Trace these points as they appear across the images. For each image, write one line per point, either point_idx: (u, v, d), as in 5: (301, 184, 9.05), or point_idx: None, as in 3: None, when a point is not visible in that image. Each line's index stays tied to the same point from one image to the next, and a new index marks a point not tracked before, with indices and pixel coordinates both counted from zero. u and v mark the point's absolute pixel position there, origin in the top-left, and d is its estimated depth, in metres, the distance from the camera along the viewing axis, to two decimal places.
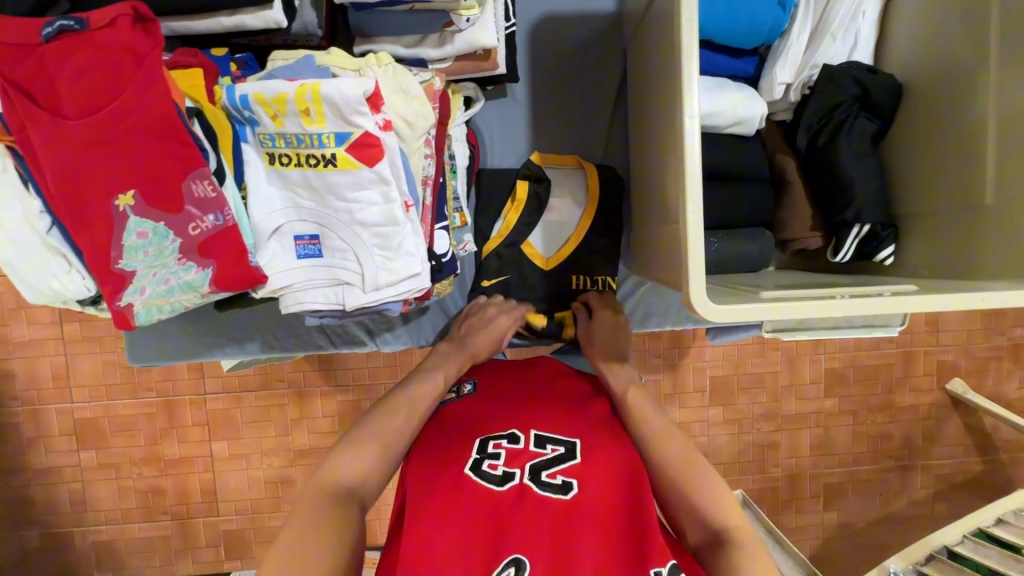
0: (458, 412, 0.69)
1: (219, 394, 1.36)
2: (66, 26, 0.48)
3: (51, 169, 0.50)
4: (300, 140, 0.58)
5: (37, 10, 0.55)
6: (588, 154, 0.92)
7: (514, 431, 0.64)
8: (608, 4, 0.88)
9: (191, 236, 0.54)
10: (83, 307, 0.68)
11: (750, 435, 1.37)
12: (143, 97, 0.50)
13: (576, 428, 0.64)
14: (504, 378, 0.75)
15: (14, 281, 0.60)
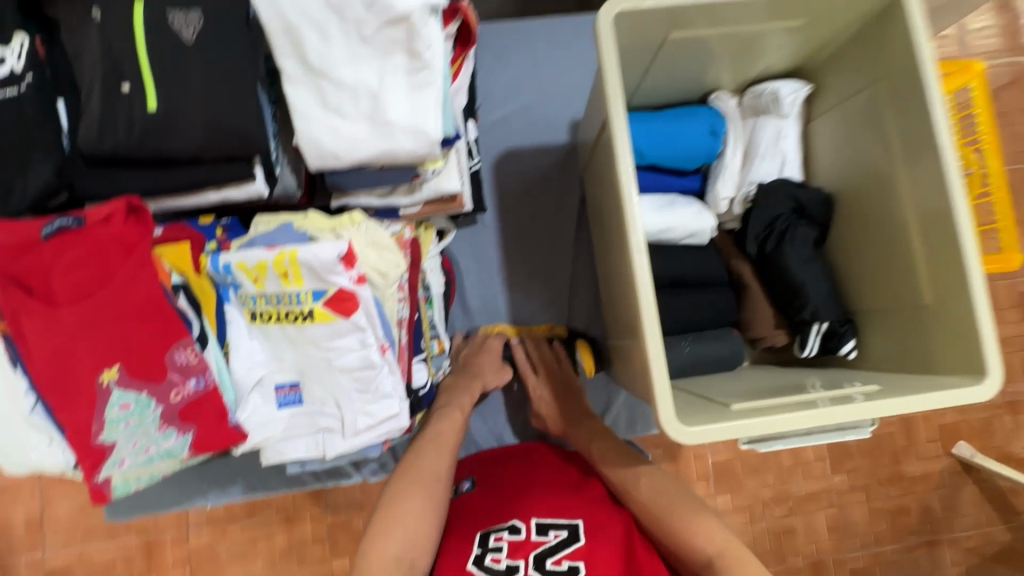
0: (463, 511, 0.73)
1: (201, 527, 1.28)
2: (65, 224, 0.55)
3: (38, 354, 0.52)
4: (279, 299, 0.62)
5: (39, 199, 0.61)
6: (557, 264, 0.97)
7: (514, 521, 0.66)
8: (561, 136, 0.98)
9: (173, 402, 0.57)
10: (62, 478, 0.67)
11: (761, 522, 1.31)
12: (130, 279, 0.54)
13: (577, 510, 0.67)
14: (501, 475, 0.77)
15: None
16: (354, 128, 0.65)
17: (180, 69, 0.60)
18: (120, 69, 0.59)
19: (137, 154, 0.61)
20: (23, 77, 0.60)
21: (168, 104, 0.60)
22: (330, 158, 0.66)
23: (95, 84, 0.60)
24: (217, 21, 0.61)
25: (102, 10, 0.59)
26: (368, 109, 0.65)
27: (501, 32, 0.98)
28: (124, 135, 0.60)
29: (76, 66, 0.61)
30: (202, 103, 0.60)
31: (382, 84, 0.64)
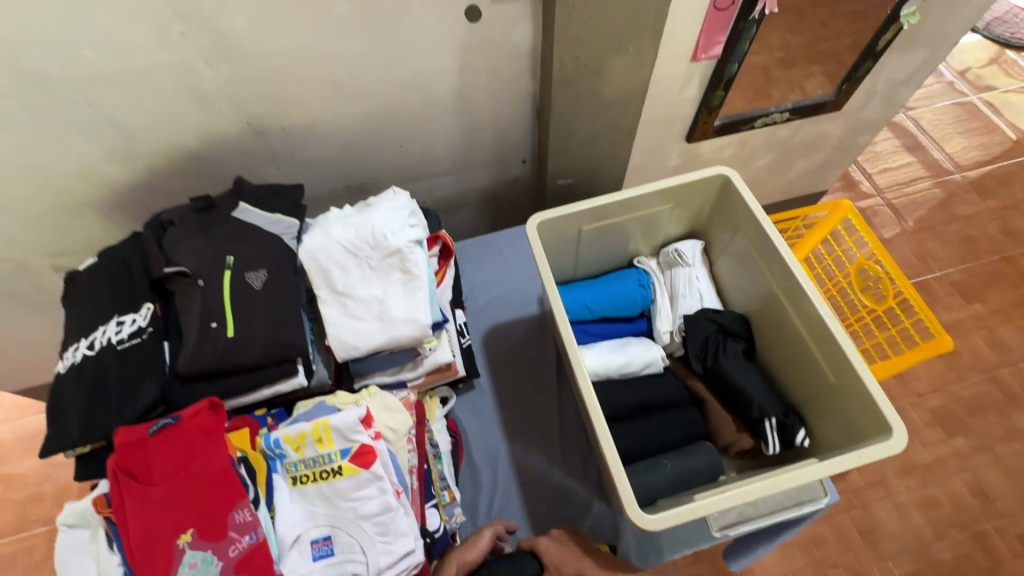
0: None
1: None
2: (167, 422, 0.75)
3: (136, 525, 0.70)
4: (315, 462, 0.79)
5: (145, 410, 0.84)
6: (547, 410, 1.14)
7: None
8: (532, 308, 1.25)
9: (230, 557, 0.69)
10: None
11: None
12: (206, 456, 0.73)
13: None
14: None
15: None
16: (368, 325, 0.91)
17: (253, 307, 0.88)
18: (212, 314, 0.88)
19: (218, 369, 0.86)
20: (146, 329, 0.89)
21: (242, 331, 0.87)
22: (351, 349, 0.91)
23: (194, 326, 0.88)
24: (277, 273, 0.91)
25: (204, 279, 0.90)
26: (378, 312, 0.92)
27: (476, 244, 1.32)
28: (210, 357, 0.86)
29: (183, 317, 0.90)
30: (266, 326, 0.87)
31: (386, 294, 0.92)
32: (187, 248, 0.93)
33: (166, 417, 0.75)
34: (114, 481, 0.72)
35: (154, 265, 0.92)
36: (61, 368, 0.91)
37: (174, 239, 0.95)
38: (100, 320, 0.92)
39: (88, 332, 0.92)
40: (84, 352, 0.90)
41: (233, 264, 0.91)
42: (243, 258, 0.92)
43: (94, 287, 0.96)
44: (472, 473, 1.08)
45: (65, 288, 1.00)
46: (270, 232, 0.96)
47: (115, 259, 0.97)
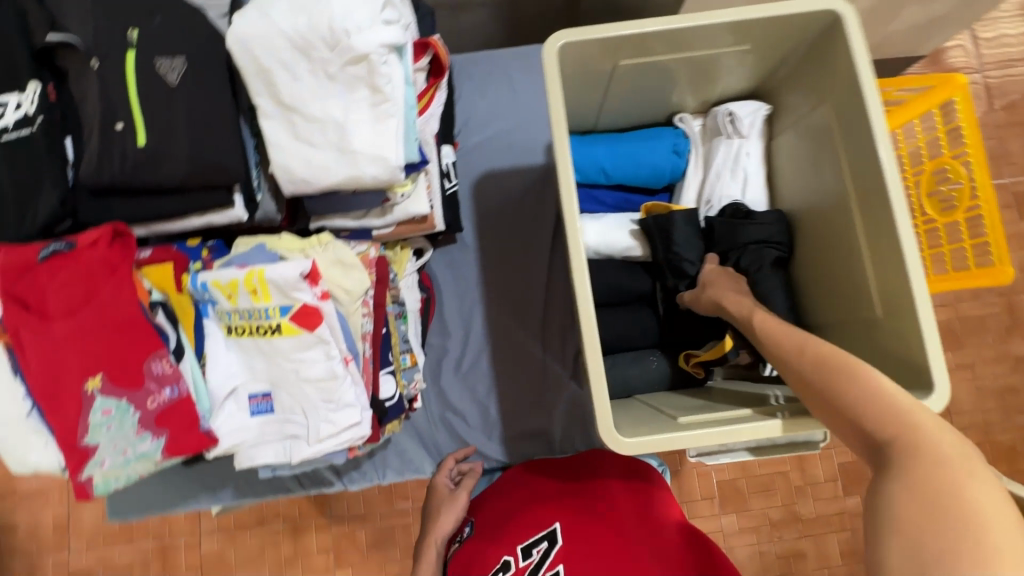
0: (458, 559, 0.74)
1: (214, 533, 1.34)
2: (59, 249, 0.61)
3: (32, 364, 0.60)
4: (250, 316, 0.67)
5: (47, 225, 0.70)
6: (534, 280, 1.01)
7: (503, 558, 0.68)
8: (538, 157, 1.03)
9: (150, 409, 0.62)
10: None
11: (770, 548, 1.22)
12: (113, 298, 0.61)
13: (553, 516, 0.68)
14: (488, 505, 0.80)
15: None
16: (322, 155, 0.71)
17: (169, 109, 0.67)
18: (116, 112, 0.67)
19: (130, 185, 0.69)
20: (32, 118, 0.68)
21: (156, 140, 0.67)
22: (300, 182, 0.72)
23: (95, 124, 0.67)
24: (199, 64, 0.68)
25: (99, 59, 0.66)
26: (335, 138, 0.71)
27: (483, 60, 1.06)
28: (118, 169, 0.67)
29: (81, 108, 0.69)
30: (186, 138, 0.67)
31: (346, 116, 0.70)
32: (73, 8, 0.67)
33: (58, 243, 0.61)
34: None
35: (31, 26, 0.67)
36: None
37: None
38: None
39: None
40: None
41: (138, 41, 0.67)
42: (151, 35, 0.67)
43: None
44: (443, 333, 1.00)
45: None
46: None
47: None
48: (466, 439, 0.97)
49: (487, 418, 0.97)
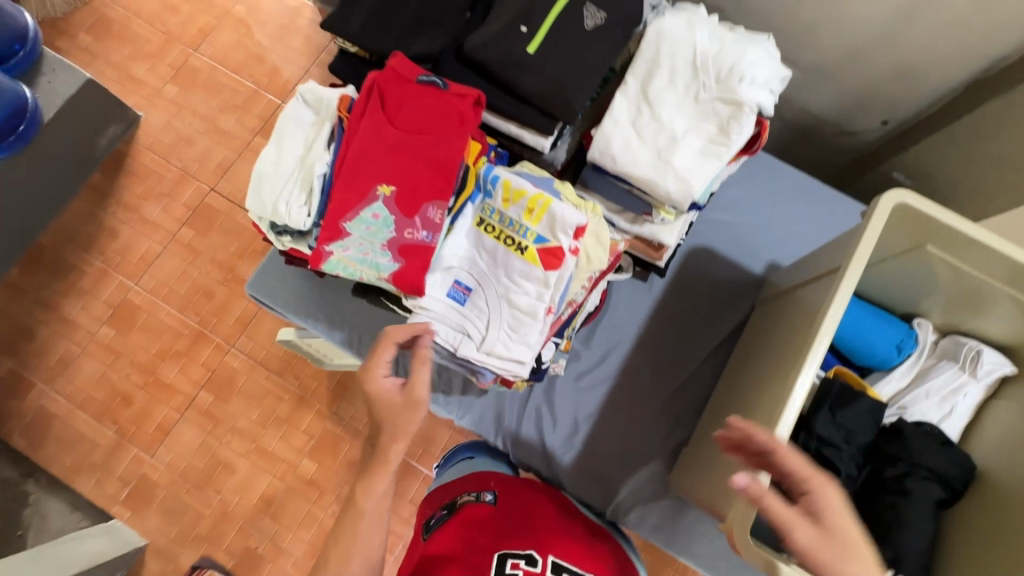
0: (472, 514, 0.84)
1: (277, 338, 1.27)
2: (435, 82, 0.70)
3: (357, 148, 0.69)
4: (511, 225, 0.74)
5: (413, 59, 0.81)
6: (687, 361, 1.03)
7: (531, 553, 0.76)
8: (756, 266, 1.08)
9: (404, 236, 0.68)
10: (268, 233, 0.84)
11: None
12: (444, 139, 0.68)
13: (586, 563, 0.78)
14: (522, 493, 0.88)
15: (260, 189, 0.80)
16: (641, 149, 0.78)
17: (567, 42, 0.77)
18: (528, 19, 0.77)
19: (493, 72, 0.78)
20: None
21: (541, 57, 0.77)
22: (607, 155, 0.79)
23: (506, 16, 0.78)
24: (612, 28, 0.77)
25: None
26: (661, 144, 0.78)
27: (769, 165, 1.12)
28: (498, 57, 0.78)
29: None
30: (563, 70, 0.77)
31: (683, 135, 0.77)
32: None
33: (437, 77, 0.70)
34: (364, 96, 0.71)
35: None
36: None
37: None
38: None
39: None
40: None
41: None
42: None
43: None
44: (586, 342, 1.03)
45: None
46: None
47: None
48: (546, 440, 0.99)
49: (569, 439, 0.99)
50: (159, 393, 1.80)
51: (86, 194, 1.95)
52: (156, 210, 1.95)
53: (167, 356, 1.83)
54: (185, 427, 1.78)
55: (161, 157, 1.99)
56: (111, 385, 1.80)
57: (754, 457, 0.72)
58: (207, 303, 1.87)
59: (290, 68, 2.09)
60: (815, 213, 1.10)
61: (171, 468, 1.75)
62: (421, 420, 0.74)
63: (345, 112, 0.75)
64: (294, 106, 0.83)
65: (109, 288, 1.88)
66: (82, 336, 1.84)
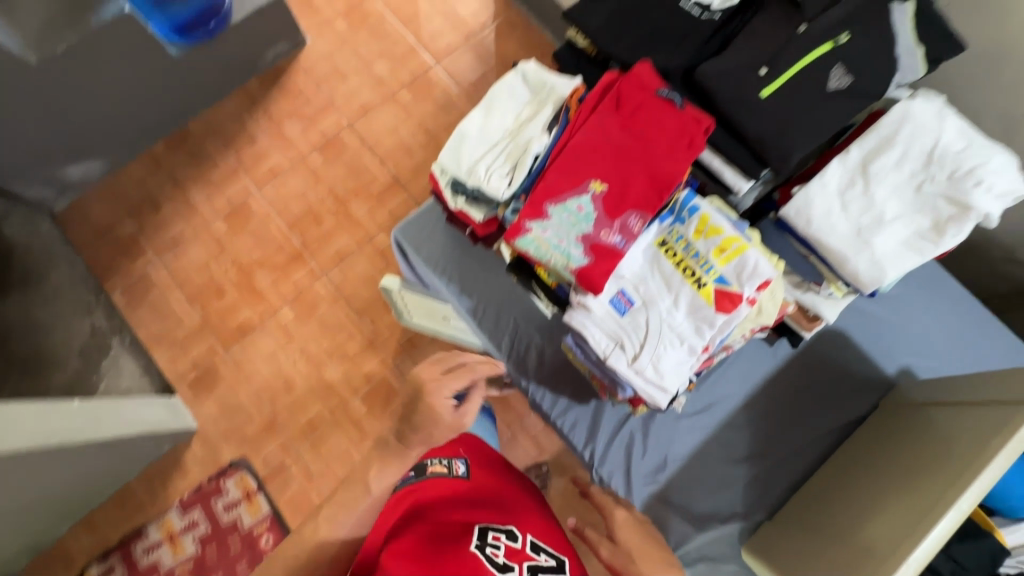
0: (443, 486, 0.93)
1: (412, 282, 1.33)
2: (672, 96, 0.73)
3: (581, 140, 0.73)
4: (696, 255, 0.74)
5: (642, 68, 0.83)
6: (789, 442, 1.01)
7: (512, 529, 0.86)
8: (891, 367, 1.04)
9: (601, 233, 0.71)
10: (450, 189, 0.88)
11: None
12: (667, 155, 0.71)
13: (549, 541, 0.89)
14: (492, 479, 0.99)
15: (463, 149, 0.84)
16: (842, 223, 0.77)
17: (804, 95, 0.76)
18: (771, 62, 0.77)
19: (718, 102, 0.79)
20: (712, 8, 0.83)
21: (773, 102, 0.77)
22: (803, 219, 0.79)
23: (749, 57, 0.79)
24: (856, 95, 0.75)
25: (809, 26, 0.76)
26: (864, 223, 0.76)
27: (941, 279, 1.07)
28: (729, 90, 0.78)
29: (745, 33, 0.80)
30: (792, 119, 0.76)
31: (892, 221, 0.75)
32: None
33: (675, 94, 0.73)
34: (600, 96, 0.76)
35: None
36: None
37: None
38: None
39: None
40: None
41: (840, 44, 0.75)
42: (853, 48, 0.75)
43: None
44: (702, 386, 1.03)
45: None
46: (900, 49, 0.76)
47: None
48: (632, 468, 1.00)
49: (651, 474, 1.00)
50: (248, 296, 1.90)
51: (238, 96, 2.08)
52: (295, 129, 2.05)
53: (265, 265, 1.93)
54: (261, 334, 1.87)
55: (314, 83, 2.10)
56: (209, 275, 1.92)
57: (877, 564, 0.73)
58: (313, 228, 1.96)
59: (452, 35, 2.17)
60: (974, 343, 1.05)
61: (239, 368, 1.84)
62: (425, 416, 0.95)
63: (572, 104, 0.80)
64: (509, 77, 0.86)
65: (234, 187, 1.99)
66: (198, 222, 1.96)
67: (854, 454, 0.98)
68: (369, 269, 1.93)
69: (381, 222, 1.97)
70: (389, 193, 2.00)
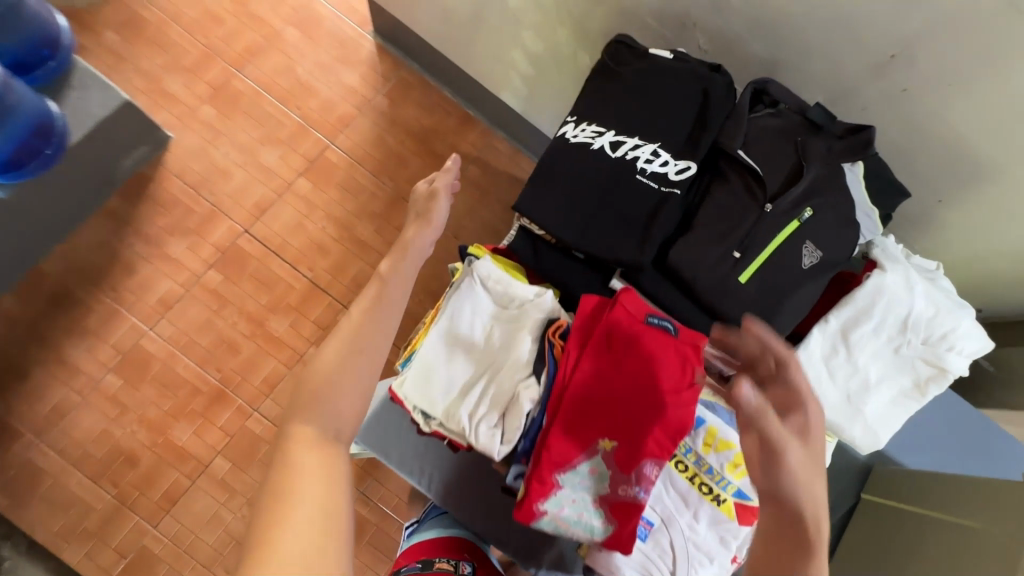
0: None
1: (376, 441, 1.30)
2: (670, 330, 0.91)
3: (590, 396, 0.90)
4: (710, 471, 0.99)
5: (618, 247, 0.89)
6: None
7: None
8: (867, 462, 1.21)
9: (620, 488, 0.87)
10: (418, 413, 0.95)
11: None
12: (668, 406, 0.87)
13: None
14: None
15: (459, 385, 0.95)
16: (833, 391, 0.86)
17: (779, 267, 0.86)
18: (743, 245, 0.86)
19: (700, 287, 0.87)
20: (671, 178, 0.90)
21: (753, 283, 0.86)
22: (798, 387, 0.85)
23: (724, 236, 0.86)
24: (827, 265, 0.86)
25: (771, 206, 0.85)
26: (848, 384, 0.79)
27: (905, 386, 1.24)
28: (707, 273, 0.86)
29: (707, 208, 0.89)
30: (777, 295, 0.85)
31: (878, 389, 0.84)
32: (761, 144, 0.89)
33: (668, 322, 0.91)
34: (599, 348, 0.91)
35: (731, 138, 0.89)
36: (570, 139, 0.95)
37: (758, 125, 0.91)
38: (642, 135, 0.93)
39: (618, 130, 0.93)
40: (590, 136, 0.94)
41: (803, 218, 0.85)
42: (813, 218, 0.86)
43: (645, 88, 0.95)
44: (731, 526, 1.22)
45: (630, 53, 0.98)
46: (854, 203, 0.86)
47: (691, 83, 0.93)
48: None
49: None
50: (169, 456, 1.64)
51: (97, 219, 1.74)
52: (181, 247, 1.77)
53: (182, 415, 1.67)
54: (196, 496, 1.63)
55: (191, 187, 1.81)
56: (114, 443, 1.63)
57: None
58: (231, 359, 1.72)
59: (344, 106, 1.94)
60: (937, 436, 1.22)
61: (177, 543, 1.59)
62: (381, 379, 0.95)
63: (562, 344, 0.96)
64: (471, 292, 1.01)
65: (119, 330, 1.69)
66: (83, 382, 1.65)
67: (847, 564, 1.13)
68: None
69: (309, 335, 1.78)
70: (311, 301, 1.80)
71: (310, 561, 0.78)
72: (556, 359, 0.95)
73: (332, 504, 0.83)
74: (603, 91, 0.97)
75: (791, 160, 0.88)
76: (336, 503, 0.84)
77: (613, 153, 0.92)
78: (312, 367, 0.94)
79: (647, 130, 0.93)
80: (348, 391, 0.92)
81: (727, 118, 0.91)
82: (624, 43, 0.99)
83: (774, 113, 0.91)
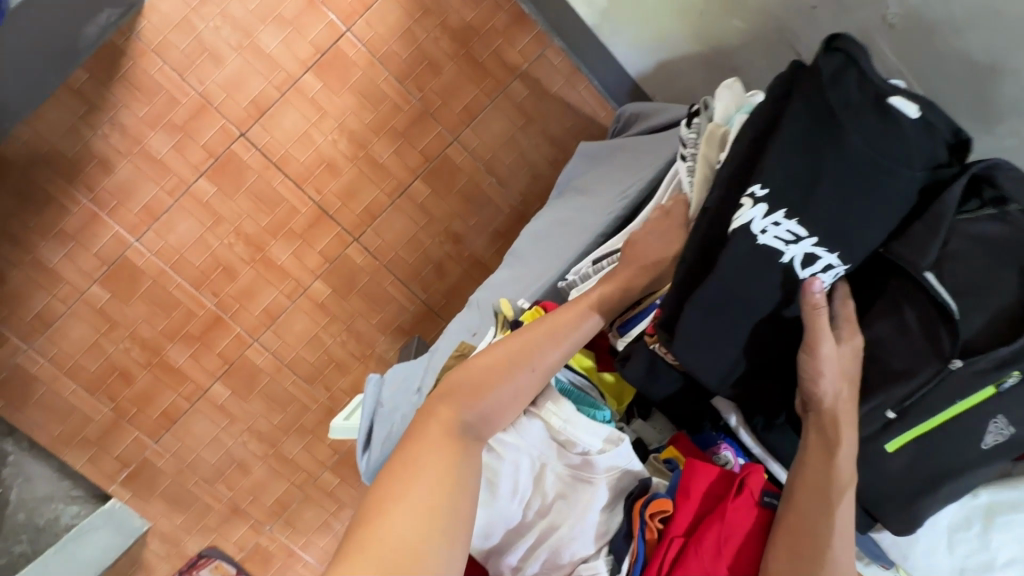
0: None
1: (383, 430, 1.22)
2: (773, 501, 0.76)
3: None
4: None
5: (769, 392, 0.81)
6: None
7: None
8: None
9: None
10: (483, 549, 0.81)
11: None
12: None
13: None
14: None
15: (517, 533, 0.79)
16: (945, 561, 0.80)
17: (946, 442, 0.75)
18: (902, 406, 0.75)
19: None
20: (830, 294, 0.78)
21: (904, 457, 0.76)
22: (899, 550, 0.82)
23: (887, 394, 0.75)
24: (1012, 447, 0.75)
25: (960, 365, 0.71)
26: (969, 565, 0.79)
27: None
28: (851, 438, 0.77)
29: (884, 356, 0.76)
30: (931, 480, 0.76)
31: (1007, 574, 0.78)
32: (966, 261, 0.73)
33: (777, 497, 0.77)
34: (712, 530, 0.72)
35: (921, 255, 0.71)
36: (755, 234, 0.72)
37: (970, 234, 0.73)
38: (842, 249, 0.74)
39: (821, 237, 0.73)
40: (784, 241, 0.73)
41: (1001, 387, 0.73)
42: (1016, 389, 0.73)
43: (868, 170, 0.71)
44: None
45: (855, 94, 0.72)
46: None
47: (920, 176, 0.72)
48: None
49: None
50: (165, 376, 1.57)
51: (61, 98, 1.43)
52: (166, 146, 1.49)
53: (177, 337, 1.56)
54: (195, 418, 1.60)
55: (174, 70, 1.47)
56: (106, 358, 1.53)
57: None
58: (228, 285, 1.57)
59: None
60: None
61: (178, 458, 1.60)
62: (514, 380, 0.79)
63: (655, 513, 0.75)
64: (537, 425, 0.81)
65: (101, 238, 1.49)
66: (66, 292, 1.49)
67: None
68: (311, 328, 1.62)
69: (314, 267, 1.59)
70: (318, 228, 1.58)
71: (403, 551, 0.63)
72: (646, 525, 0.75)
73: (453, 507, 0.68)
74: (813, 158, 0.72)
75: (1005, 299, 0.72)
76: (460, 503, 0.69)
77: (801, 270, 0.74)
78: (471, 364, 0.80)
79: (851, 243, 0.74)
80: (507, 386, 0.78)
81: (919, 216, 0.74)
82: (854, 71, 0.73)
83: (995, 216, 0.74)
